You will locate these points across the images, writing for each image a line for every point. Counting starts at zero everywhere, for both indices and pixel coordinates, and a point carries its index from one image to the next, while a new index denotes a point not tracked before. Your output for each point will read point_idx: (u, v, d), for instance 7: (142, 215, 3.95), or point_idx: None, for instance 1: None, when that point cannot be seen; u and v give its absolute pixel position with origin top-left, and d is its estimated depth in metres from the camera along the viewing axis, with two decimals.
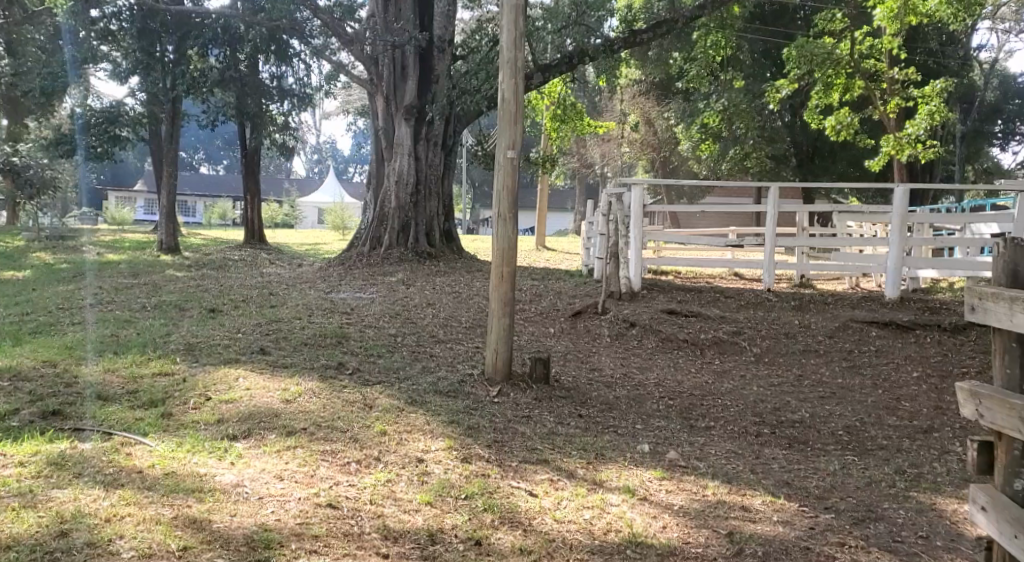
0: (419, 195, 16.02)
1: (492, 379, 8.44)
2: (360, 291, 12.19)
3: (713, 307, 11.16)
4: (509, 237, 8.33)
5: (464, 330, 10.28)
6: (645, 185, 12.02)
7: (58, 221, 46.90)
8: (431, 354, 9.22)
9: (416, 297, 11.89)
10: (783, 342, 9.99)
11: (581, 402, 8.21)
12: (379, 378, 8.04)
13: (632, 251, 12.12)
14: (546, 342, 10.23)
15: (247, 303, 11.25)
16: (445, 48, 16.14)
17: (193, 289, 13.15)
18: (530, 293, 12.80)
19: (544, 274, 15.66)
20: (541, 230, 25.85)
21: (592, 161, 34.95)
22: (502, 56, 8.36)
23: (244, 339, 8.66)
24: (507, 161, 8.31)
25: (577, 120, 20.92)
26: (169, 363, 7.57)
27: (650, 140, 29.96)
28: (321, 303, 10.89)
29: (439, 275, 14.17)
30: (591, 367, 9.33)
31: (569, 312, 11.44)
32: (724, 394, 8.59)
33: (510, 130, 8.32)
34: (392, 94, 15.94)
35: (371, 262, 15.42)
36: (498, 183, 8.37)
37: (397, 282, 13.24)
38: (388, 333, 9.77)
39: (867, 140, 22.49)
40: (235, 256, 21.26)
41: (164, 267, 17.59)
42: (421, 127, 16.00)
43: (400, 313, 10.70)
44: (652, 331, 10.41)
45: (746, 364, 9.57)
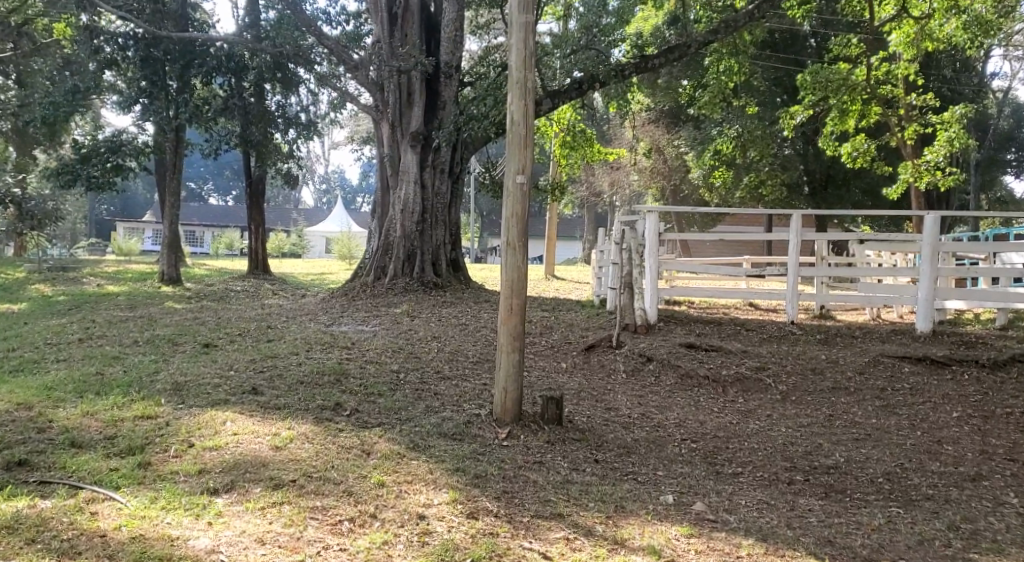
0: (425, 223, 15.55)
1: (501, 419, 7.89)
2: (362, 324, 11.65)
3: (733, 341, 10.59)
4: (519, 268, 7.83)
5: (471, 366, 9.71)
6: (660, 212, 11.50)
7: (65, 252, 46.72)
8: (435, 392, 8.65)
9: (420, 329, 11.35)
10: (810, 379, 9.41)
11: (597, 445, 7.65)
12: (378, 419, 7.48)
13: (648, 282, 11.58)
14: (557, 378, 9.68)
15: (244, 337, 10.72)
16: (451, 74, 15.75)
17: (190, 322, 12.65)
18: (541, 325, 12.24)
19: (554, 305, 15.12)
20: (551, 260, 25.33)
21: (601, 190, 34.53)
22: (510, 76, 7.91)
23: (236, 377, 8.12)
24: (515, 187, 7.83)
25: (586, 147, 20.47)
26: (152, 404, 7.05)
27: (660, 168, 29.51)
28: (321, 337, 10.35)
29: (445, 307, 13.65)
30: (606, 405, 8.77)
31: (581, 346, 10.88)
32: (749, 436, 8.02)
33: (520, 155, 7.87)
34: (398, 121, 15.53)
35: (375, 293, 14.92)
36: (506, 210, 7.89)
37: (402, 315, 12.71)
38: (390, 369, 9.22)
39: (884, 167, 21.98)
40: (238, 287, 20.81)
41: (164, 298, 17.10)
42: (427, 155, 15.59)
43: (403, 347, 10.16)
44: (670, 367, 9.84)
45: (772, 403, 8.99)
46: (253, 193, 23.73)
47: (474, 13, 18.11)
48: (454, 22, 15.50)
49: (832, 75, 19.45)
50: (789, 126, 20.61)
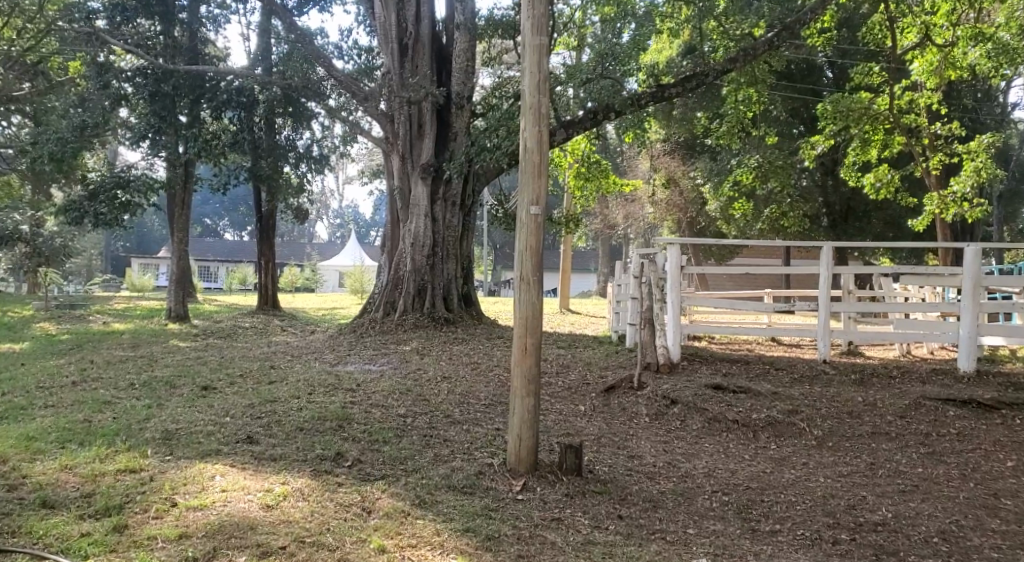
0: (436, 257, 15.08)
1: (515, 469, 7.32)
2: (369, 364, 11.09)
3: (762, 381, 9.98)
4: (533, 305, 7.32)
5: (483, 409, 9.12)
6: (683, 244, 10.94)
7: (79, 288, 46.65)
8: (444, 439, 8.06)
9: (430, 369, 10.77)
10: (847, 423, 8.81)
11: (621, 499, 7.07)
12: (381, 470, 6.91)
13: (669, 317, 10.99)
14: (575, 422, 9.10)
15: (244, 379, 10.16)
16: (463, 105, 15.36)
17: (191, 362, 12.15)
18: (557, 364, 11.65)
19: (571, 342, 14.54)
20: (566, 294, 24.77)
21: (616, 224, 34.01)
22: (523, 100, 7.45)
23: (230, 424, 7.57)
24: (529, 218, 7.35)
25: (602, 179, 19.99)
26: (137, 456, 6.51)
27: (677, 201, 28.96)
28: (324, 378, 9.78)
29: (456, 343, 13.11)
30: (628, 454, 8.19)
31: (599, 387, 10.29)
32: (785, 488, 7.42)
33: (534, 183, 7.39)
34: (409, 153, 15.13)
35: (384, 329, 14.39)
36: (520, 242, 7.39)
37: (411, 353, 12.17)
38: (396, 413, 8.65)
39: (909, 198, 21.38)
40: (246, 323, 20.38)
41: (168, 336, 16.61)
42: (438, 187, 15.17)
43: (411, 389, 9.58)
44: (696, 411, 9.25)
45: (808, 450, 8.38)
46: (263, 228, 23.35)
47: (486, 44, 17.78)
48: (465, 53, 15.17)
49: (853, 105, 18.91)
50: (810, 157, 20.10)
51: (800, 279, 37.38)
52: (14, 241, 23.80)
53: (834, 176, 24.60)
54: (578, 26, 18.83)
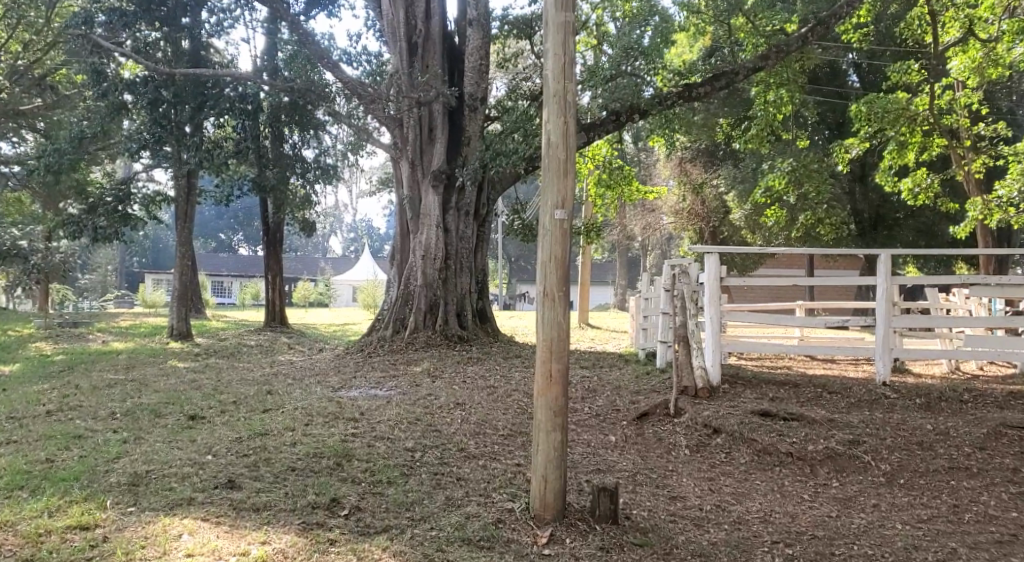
0: (448, 270, 14.10)
1: (540, 516, 6.27)
2: (376, 390, 10.01)
3: (815, 407, 8.96)
4: (559, 326, 6.31)
5: (502, 441, 8.05)
6: (721, 254, 9.89)
7: (93, 306, 46.05)
8: (459, 477, 7.02)
9: (443, 394, 9.69)
10: (919, 456, 7.87)
11: (667, 553, 6.09)
12: (384, 520, 5.86)
13: (708, 335, 9.93)
14: (607, 456, 8.05)
15: (237, 407, 9.09)
16: (476, 106, 14.38)
17: (184, 386, 11.15)
18: (581, 388, 10.57)
19: (595, 360, 13.50)
20: (586, 308, 23.65)
21: (635, 236, 32.93)
22: (547, 87, 6.43)
23: (211, 464, 6.52)
24: (556, 226, 6.35)
25: (624, 185, 18.91)
26: (94, 507, 5.52)
27: (698, 211, 27.80)
28: (324, 407, 8.71)
29: (471, 364, 12.08)
30: (670, 493, 7.19)
31: (631, 413, 9.22)
32: (860, 537, 6.47)
33: (558, 184, 6.38)
34: (419, 160, 14.16)
35: (393, 348, 13.39)
36: (544, 252, 6.38)
37: (422, 375, 11.13)
38: (404, 447, 7.59)
39: (949, 204, 20.22)
40: (251, 341, 19.39)
41: (167, 356, 15.62)
42: (450, 195, 14.20)
43: (420, 419, 8.50)
44: (743, 441, 8.21)
45: (877, 489, 7.42)
46: (270, 241, 22.40)
47: (500, 45, 16.83)
48: (478, 51, 14.21)
49: (889, 105, 17.92)
50: (844, 160, 18.99)
51: (824, 290, 36.12)
52: (13, 258, 22.92)
53: (865, 183, 23.42)
54: (597, 25, 17.87)
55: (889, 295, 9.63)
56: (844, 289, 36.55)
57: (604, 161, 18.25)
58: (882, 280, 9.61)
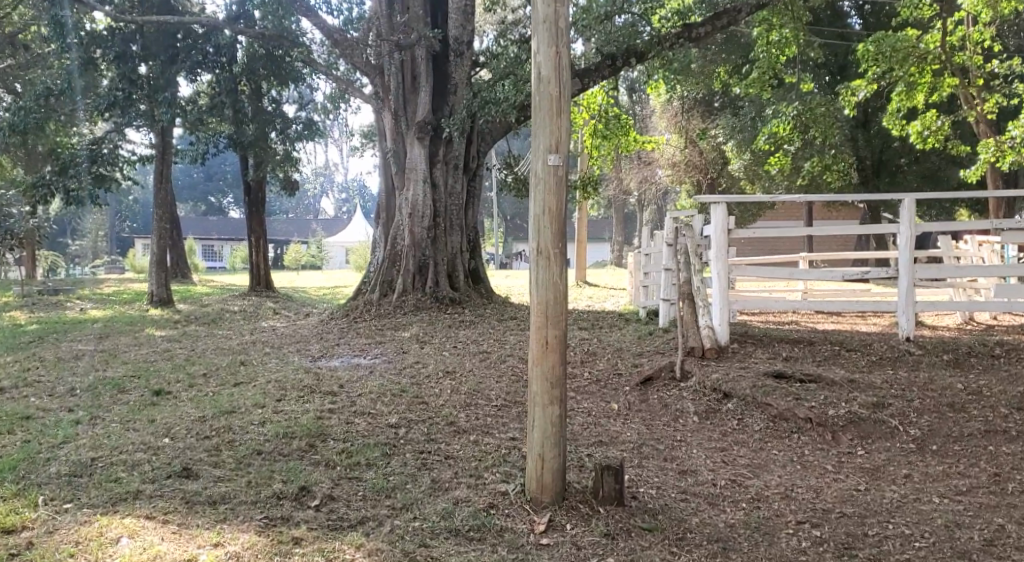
0: (437, 228, 13.31)
1: (538, 500, 5.60)
2: (358, 358, 9.27)
3: (833, 367, 8.29)
4: (555, 287, 5.61)
5: (495, 413, 7.36)
6: (728, 203, 9.14)
7: (84, 273, 45.23)
8: (447, 456, 6.34)
9: (432, 362, 8.97)
10: (951, 420, 7.22)
11: (680, 538, 5.41)
12: (360, 511, 5.18)
13: (715, 290, 9.20)
14: (609, 426, 7.38)
15: (207, 381, 8.33)
16: (462, 51, 13.49)
17: (156, 356, 10.38)
18: (580, 351, 9.86)
19: (594, 319, 12.79)
20: (582, 265, 22.89)
21: (631, 190, 32.10)
22: (535, 12, 5.61)
23: (167, 449, 5.80)
24: (549, 173, 5.60)
25: (622, 136, 18.03)
26: (23, 506, 4.79)
27: (696, 161, 26.89)
28: (300, 379, 7.96)
29: (463, 327, 11.34)
30: (680, 466, 6.53)
31: (634, 378, 8.54)
32: (893, 514, 5.82)
33: (551, 125, 5.61)
34: (402, 111, 13.33)
35: (381, 312, 12.64)
36: (536, 203, 5.64)
37: (410, 341, 10.41)
38: (386, 424, 6.88)
39: (959, 146, 19.47)
40: (235, 306, 18.60)
41: (144, 324, 14.83)
42: (437, 148, 13.37)
43: (406, 390, 7.79)
44: (756, 407, 7.53)
45: (907, 457, 6.76)
46: (252, 203, 21.51)
47: None
48: None
49: (898, 43, 17.08)
50: (851, 104, 18.24)
51: (822, 240, 35.42)
52: None
53: (868, 128, 22.58)
54: None
55: (911, 245, 8.94)
56: (842, 239, 35.84)
57: (600, 110, 17.32)
58: (904, 230, 8.91)
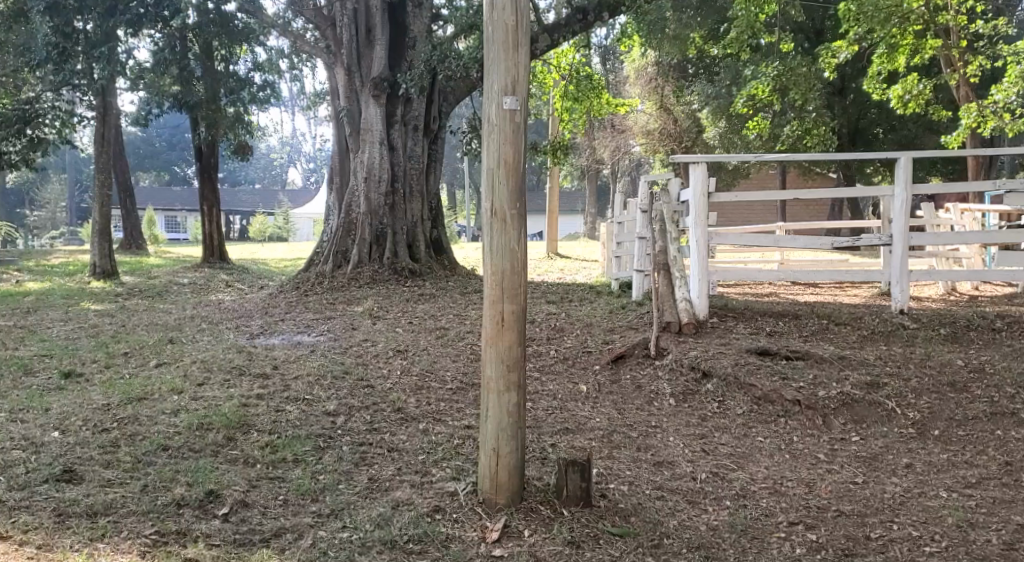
0: (396, 193, 12.39)
1: (491, 502, 4.82)
2: (301, 335, 8.39)
3: (821, 343, 7.58)
4: (510, 254, 4.82)
5: (449, 397, 6.54)
6: (707, 164, 8.35)
7: (39, 244, 43.41)
8: (390, 449, 5.52)
9: (381, 339, 8.11)
10: (953, 401, 6.50)
11: (655, 546, 4.65)
12: (277, 521, 4.41)
13: (693, 260, 8.41)
14: (576, 411, 6.60)
15: (126, 362, 7.41)
16: (421, 1, 12.57)
17: (80, 332, 9.41)
18: (546, 326, 9.05)
19: (563, 292, 12.00)
20: (553, 236, 22.03)
21: (603, 158, 31.21)
22: None
23: (52, 447, 4.93)
24: (505, 119, 4.76)
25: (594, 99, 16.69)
26: None
27: (670, 129, 26.09)
28: (229, 360, 7.08)
29: (421, 301, 10.49)
30: (655, 456, 5.78)
31: (605, 356, 7.76)
32: (897, 513, 5.10)
33: (506, 61, 4.76)
34: (356, 67, 12.37)
35: (333, 284, 11.72)
36: (490, 154, 4.82)
37: (362, 316, 9.54)
38: (322, 412, 6.04)
39: (940, 111, 18.96)
40: (184, 279, 17.54)
41: (80, 298, 13.75)
42: (395, 107, 12.44)
43: (349, 371, 6.93)
44: (738, 388, 6.81)
45: (906, 444, 6.04)
46: (204, 169, 20.40)
47: None
48: None
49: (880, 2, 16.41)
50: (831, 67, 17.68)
51: (797, 210, 34.83)
52: None
53: (846, 93, 21.92)
54: None
55: (906, 211, 8.22)
56: (817, 206, 35.26)
57: (571, 69, 16.21)
58: (899, 194, 8.18)
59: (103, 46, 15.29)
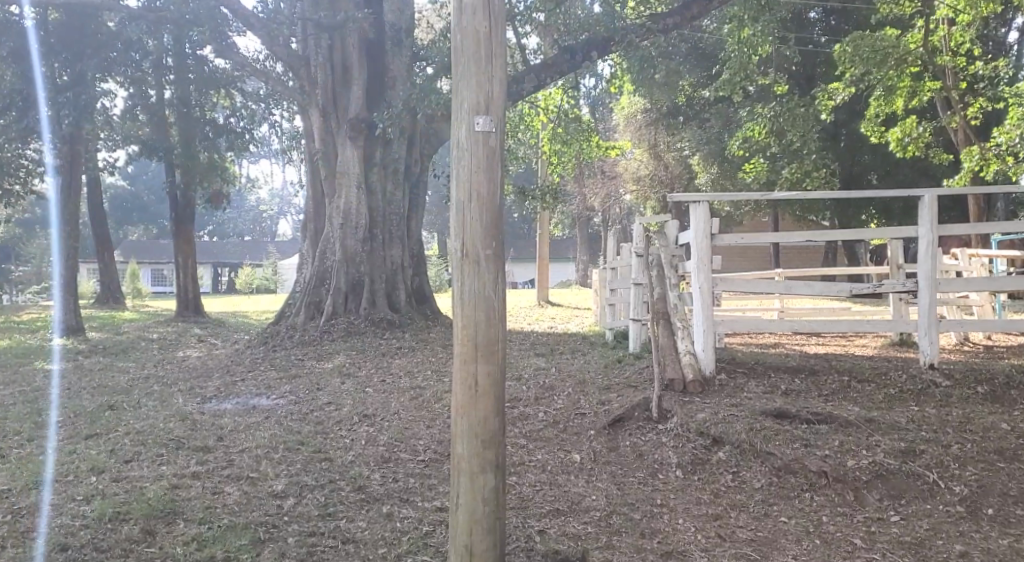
0: (374, 240, 11.57)
1: None
2: (259, 399, 7.46)
3: (845, 404, 6.70)
4: (485, 306, 4.03)
5: (420, 472, 5.62)
6: (709, 204, 7.56)
7: (18, 299, 42.26)
8: (344, 540, 4.58)
9: (347, 403, 7.18)
10: (1004, 471, 5.61)
11: None
12: None
13: (696, 310, 7.56)
14: (568, 487, 5.68)
15: (51, 433, 6.45)
16: (401, 38, 11.77)
17: (16, 396, 8.45)
18: (535, 384, 8.15)
19: (553, 345, 11.11)
20: (543, 285, 21.20)
21: (594, 206, 30.55)
22: None
23: None
24: (476, 142, 3.98)
25: (583, 143, 16.17)
26: None
27: (662, 176, 25.51)
28: (168, 430, 6.15)
29: (397, 356, 9.60)
30: (662, 544, 4.89)
31: (600, 418, 6.85)
32: None
33: (477, 73, 3.99)
34: (331, 108, 11.64)
35: (305, 338, 10.82)
36: (460, 186, 4.03)
37: (330, 375, 8.61)
38: (268, 494, 5.12)
39: (940, 154, 18.38)
40: (154, 334, 16.59)
41: (33, 357, 12.75)
42: (373, 150, 11.68)
43: (304, 442, 6.01)
44: (754, 457, 5.93)
45: (956, 525, 5.14)
46: (179, 219, 19.60)
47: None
48: None
49: (877, 43, 15.85)
50: (827, 109, 17.10)
51: (791, 257, 34.24)
52: None
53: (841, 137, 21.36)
54: None
55: (932, 251, 7.44)
56: (811, 253, 34.62)
57: (558, 111, 15.65)
58: (924, 232, 7.42)
59: (70, 89, 14.21)
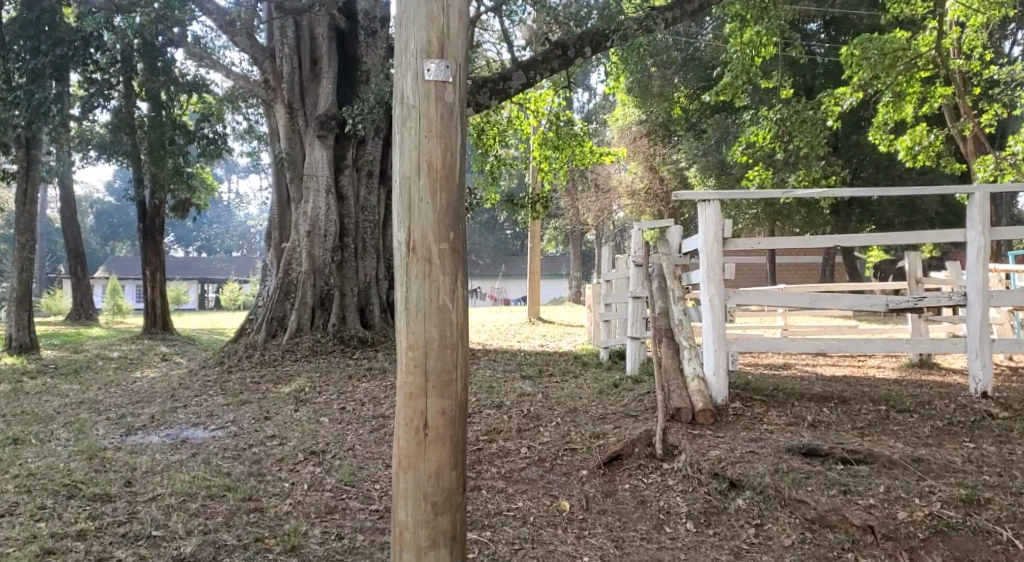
0: (346, 250, 10.52)
1: None
2: (192, 431, 6.35)
3: (884, 439, 5.63)
4: (438, 313, 3.38)
5: (371, 527, 4.49)
6: (720, 202, 6.52)
7: None
8: None
9: (294, 436, 6.07)
10: None
11: None
12: None
13: (705, 325, 6.51)
14: (555, 547, 4.58)
15: None
16: (375, 29, 10.89)
17: None
18: (519, 412, 7.06)
19: (541, 364, 10.02)
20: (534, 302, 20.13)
21: (587, 221, 29.47)
22: None
23: None
24: (425, 99, 3.36)
25: (575, 148, 15.13)
26: None
27: (657, 189, 24.44)
28: (68, 472, 5.05)
29: (365, 378, 8.50)
30: None
31: (595, 455, 5.75)
32: None
33: (428, 10, 3.36)
34: (299, 103, 10.60)
35: (265, 358, 9.69)
36: (406, 158, 3.38)
37: (282, 401, 7.49)
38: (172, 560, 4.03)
39: (952, 164, 17.34)
40: (115, 353, 15.43)
41: None
42: (346, 151, 10.65)
43: (232, 488, 4.91)
44: (780, 505, 4.84)
45: None
46: (148, 231, 18.54)
47: None
48: None
49: (886, 45, 14.89)
50: (834, 114, 16.09)
51: (789, 273, 33.18)
52: None
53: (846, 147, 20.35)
54: None
55: (983, 258, 6.47)
56: (808, 268, 33.51)
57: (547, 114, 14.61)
58: (975, 236, 6.47)
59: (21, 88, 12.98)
